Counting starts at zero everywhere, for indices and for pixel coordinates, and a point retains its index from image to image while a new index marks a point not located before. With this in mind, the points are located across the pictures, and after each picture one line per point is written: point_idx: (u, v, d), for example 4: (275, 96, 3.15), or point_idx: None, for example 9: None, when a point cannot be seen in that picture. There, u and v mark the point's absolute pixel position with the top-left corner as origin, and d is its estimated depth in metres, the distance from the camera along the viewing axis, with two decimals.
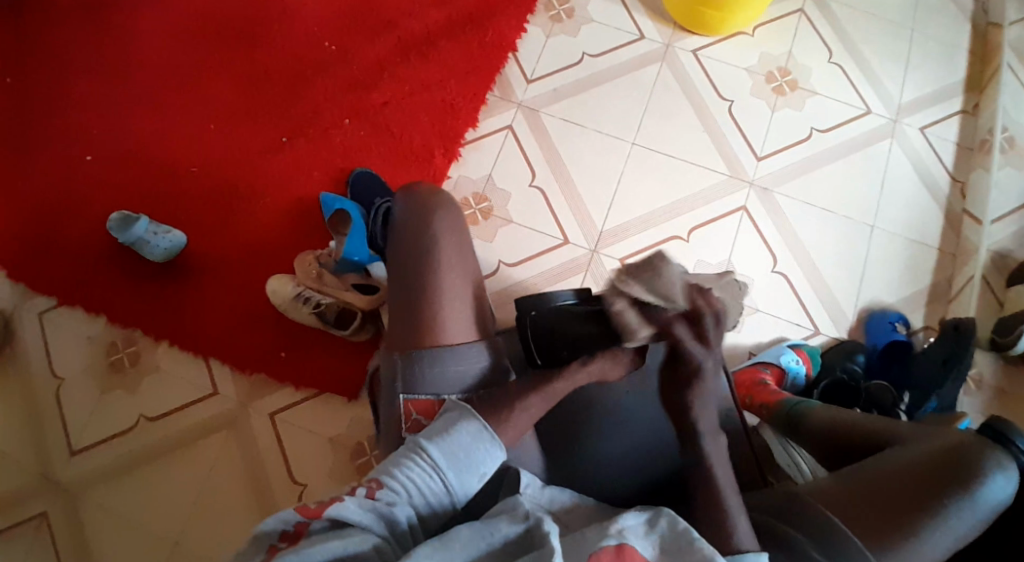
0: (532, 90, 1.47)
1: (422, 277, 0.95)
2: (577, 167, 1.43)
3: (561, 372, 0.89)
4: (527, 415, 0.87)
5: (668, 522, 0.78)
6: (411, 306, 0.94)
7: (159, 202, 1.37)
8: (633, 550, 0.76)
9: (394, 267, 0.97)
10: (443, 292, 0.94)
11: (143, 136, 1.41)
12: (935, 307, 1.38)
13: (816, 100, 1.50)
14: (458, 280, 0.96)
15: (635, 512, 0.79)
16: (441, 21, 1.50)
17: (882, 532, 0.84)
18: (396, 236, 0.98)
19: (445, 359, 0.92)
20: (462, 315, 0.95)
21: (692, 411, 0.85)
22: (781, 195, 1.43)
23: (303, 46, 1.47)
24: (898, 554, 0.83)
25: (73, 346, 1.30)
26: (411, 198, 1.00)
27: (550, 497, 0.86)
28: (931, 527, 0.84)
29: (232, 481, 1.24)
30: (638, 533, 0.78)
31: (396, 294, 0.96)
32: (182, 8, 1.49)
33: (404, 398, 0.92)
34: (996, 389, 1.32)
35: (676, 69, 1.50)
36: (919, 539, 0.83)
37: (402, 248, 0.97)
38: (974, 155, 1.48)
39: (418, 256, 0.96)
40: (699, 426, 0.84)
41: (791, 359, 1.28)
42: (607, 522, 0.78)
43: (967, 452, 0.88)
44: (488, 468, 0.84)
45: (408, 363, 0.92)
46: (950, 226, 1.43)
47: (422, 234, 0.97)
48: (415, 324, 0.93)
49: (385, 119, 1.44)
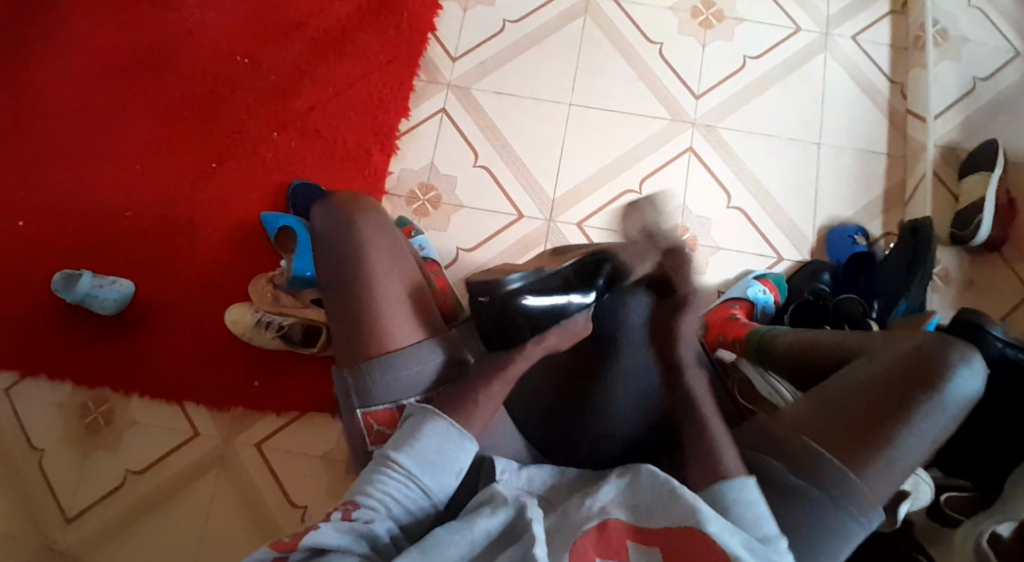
0: (459, 67, 1.44)
1: (357, 286, 0.93)
2: (518, 138, 1.40)
3: (516, 355, 0.90)
4: (490, 405, 0.87)
5: (648, 479, 0.79)
6: (351, 317, 0.93)
7: (99, 252, 1.33)
8: (615, 522, 0.77)
9: (327, 281, 0.96)
10: (380, 295, 0.93)
11: (70, 188, 1.36)
12: (893, 213, 1.38)
13: (745, 27, 1.47)
14: (395, 285, 0.94)
15: (613, 483, 0.80)
16: (351, 13, 1.46)
17: (858, 448, 0.85)
18: (323, 253, 0.97)
19: (394, 364, 0.90)
20: (404, 318, 0.93)
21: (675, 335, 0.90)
22: (725, 130, 1.42)
23: (215, 65, 1.42)
24: (876, 465, 0.84)
25: (47, 415, 1.28)
26: (331, 208, 0.98)
27: (528, 478, 0.86)
28: (902, 434, 0.85)
29: (231, 516, 1.24)
30: (619, 503, 0.79)
31: (335, 311, 0.95)
32: (84, 47, 1.43)
33: (362, 412, 0.92)
34: (963, 282, 1.32)
35: (599, 20, 1.47)
36: (895, 449, 0.85)
37: (331, 260, 0.96)
38: (910, 53, 1.46)
39: (349, 269, 0.94)
40: (681, 357, 0.90)
41: (759, 290, 1.28)
42: (587, 501, 0.79)
43: (928, 353, 0.89)
44: (463, 463, 0.85)
45: (358, 376, 0.91)
46: (895, 128, 1.42)
47: (350, 246, 0.95)
48: (360, 337, 0.92)
49: (313, 125, 1.40)
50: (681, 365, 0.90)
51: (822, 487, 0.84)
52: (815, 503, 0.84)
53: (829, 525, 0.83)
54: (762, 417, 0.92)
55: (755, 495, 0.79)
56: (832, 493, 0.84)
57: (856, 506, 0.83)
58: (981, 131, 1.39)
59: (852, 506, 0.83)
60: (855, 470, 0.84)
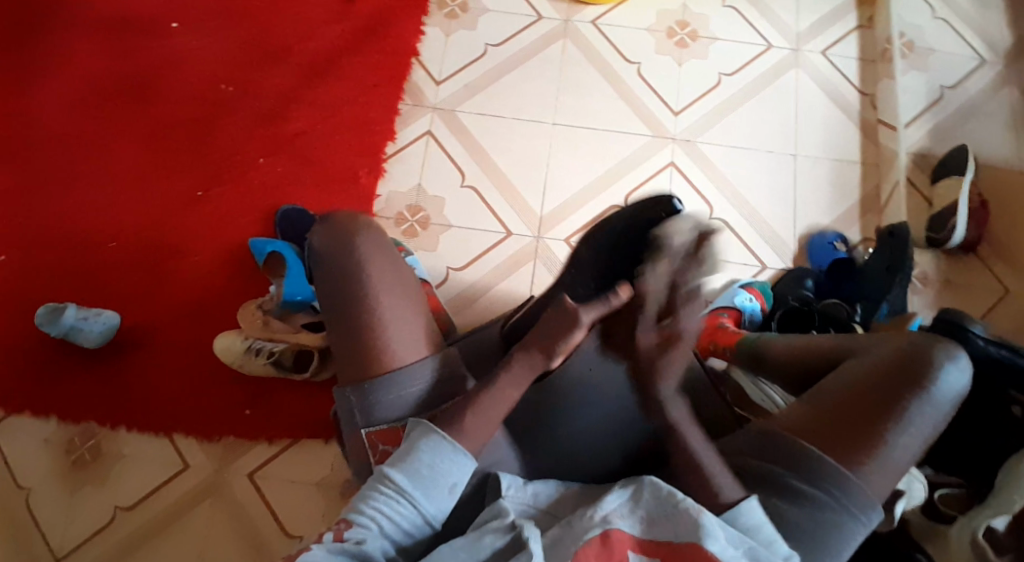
0: (443, 90, 1.47)
1: (358, 301, 0.93)
2: (505, 158, 1.42)
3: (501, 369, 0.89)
4: (481, 420, 0.86)
5: (650, 493, 0.80)
6: (354, 334, 0.92)
7: (82, 283, 1.32)
8: (617, 532, 0.77)
9: (326, 298, 0.95)
10: (382, 310, 0.92)
11: (53, 220, 1.35)
12: (870, 219, 1.41)
13: (719, 45, 1.52)
14: (396, 299, 0.94)
15: (616, 493, 0.80)
16: (335, 38, 1.48)
17: (855, 446, 0.86)
18: (321, 270, 0.96)
19: (398, 381, 0.90)
20: (407, 331, 0.93)
21: (656, 377, 0.87)
22: (705, 144, 1.45)
23: (200, 94, 1.44)
24: (874, 462, 0.86)
25: (34, 453, 1.25)
26: (330, 226, 0.97)
27: (533, 493, 0.85)
28: (897, 431, 0.87)
29: (222, 548, 1.21)
30: (622, 514, 0.79)
31: (336, 330, 0.94)
32: (63, 81, 1.44)
33: (366, 431, 0.90)
34: (942, 283, 1.36)
35: (578, 41, 1.51)
36: (889, 448, 0.86)
37: (331, 276, 0.95)
38: (878, 65, 1.52)
39: (350, 285, 0.93)
40: (665, 390, 0.87)
41: (745, 298, 1.30)
42: (591, 510, 0.79)
43: (914, 352, 0.91)
44: (454, 480, 0.83)
45: (361, 393, 0.90)
46: (868, 137, 1.47)
47: (349, 261, 0.94)
48: (363, 352, 0.91)
49: (299, 150, 1.41)
50: (662, 392, 0.87)
51: (824, 487, 0.85)
52: (814, 503, 0.85)
53: (833, 524, 0.84)
54: (759, 422, 0.93)
55: (760, 514, 0.80)
56: (832, 492, 0.85)
57: (857, 504, 0.85)
58: (950, 137, 1.44)
59: (853, 504, 0.85)
60: (854, 470, 0.85)
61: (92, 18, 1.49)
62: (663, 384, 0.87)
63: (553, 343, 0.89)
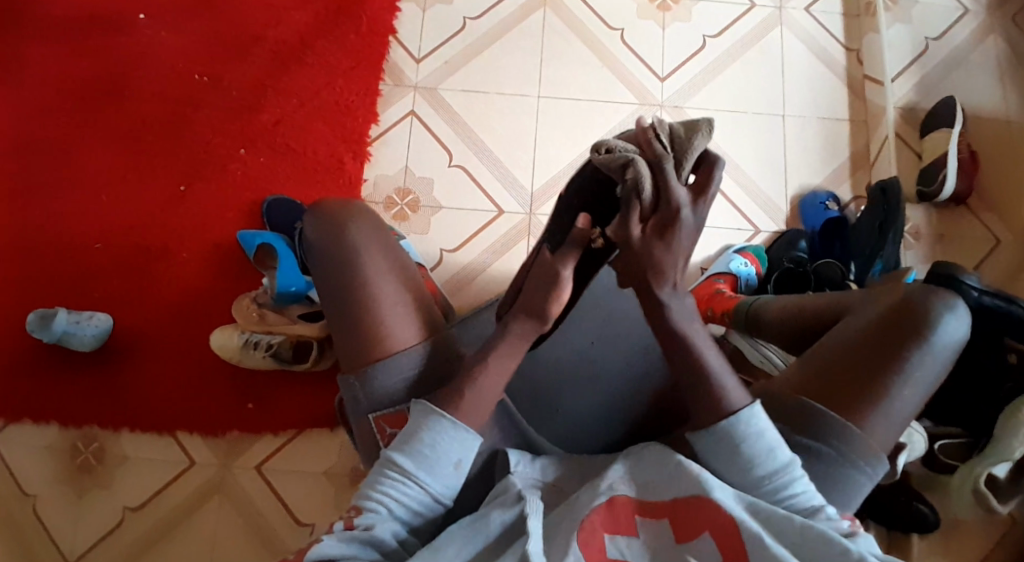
0: (423, 68, 1.44)
1: (354, 289, 0.91)
2: (491, 135, 1.40)
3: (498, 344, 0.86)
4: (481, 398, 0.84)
5: (654, 457, 0.81)
6: (353, 322, 0.91)
7: (71, 287, 1.30)
8: (622, 499, 0.78)
9: (321, 288, 0.94)
10: (378, 297, 0.91)
11: (34, 225, 1.33)
12: (860, 176, 1.41)
13: (701, 7, 1.50)
14: (390, 284, 0.93)
15: (617, 464, 0.81)
16: (309, 21, 1.45)
17: (857, 400, 0.87)
18: (315, 260, 0.94)
19: (399, 365, 0.89)
20: (405, 316, 0.92)
21: (658, 270, 0.77)
22: (692, 109, 1.43)
23: (175, 86, 1.40)
24: (875, 416, 0.86)
25: (37, 460, 1.24)
26: (320, 215, 0.95)
27: (541, 468, 0.86)
28: (898, 385, 0.87)
29: (235, 541, 1.21)
30: (626, 481, 0.80)
31: (335, 319, 0.93)
32: (33, 81, 1.40)
33: (372, 417, 0.89)
34: (935, 236, 1.36)
35: (559, 10, 1.48)
36: (889, 401, 0.87)
37: (325, 266, 0.93)
38: (862, 19, 1.50)
39: (343, 274, 0.92)
40: (664, 290, 0.79)
41: (740, 263, 1.30)
42: (596, 480, 0.80)
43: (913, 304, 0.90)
44: (458, 455, 0.82)
45: (365, 380, 0.89)
46: (856, 94, 1.46)
47: (341, 249, 0.93)
48: (363, 340, 0.90)
49: (281, 139, 1.38)
50: (664, 291, 0.79)
51: (828, 442, 0.86)
52: (817, 459, 0.87)
53: (836, 475, 0.86)
54: (761, 385, 0.93)
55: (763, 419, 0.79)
56: (838, 447, 0.86)
57: (860, 456, 0.86)
58: (936, 90, 1.44)
59: (855, 455, 0.86)
60: (856, 424, 0.86)
61: (56, 13, 1.44)
62: (663, 290, 0.79)
63: (542, 306, 0.85)
